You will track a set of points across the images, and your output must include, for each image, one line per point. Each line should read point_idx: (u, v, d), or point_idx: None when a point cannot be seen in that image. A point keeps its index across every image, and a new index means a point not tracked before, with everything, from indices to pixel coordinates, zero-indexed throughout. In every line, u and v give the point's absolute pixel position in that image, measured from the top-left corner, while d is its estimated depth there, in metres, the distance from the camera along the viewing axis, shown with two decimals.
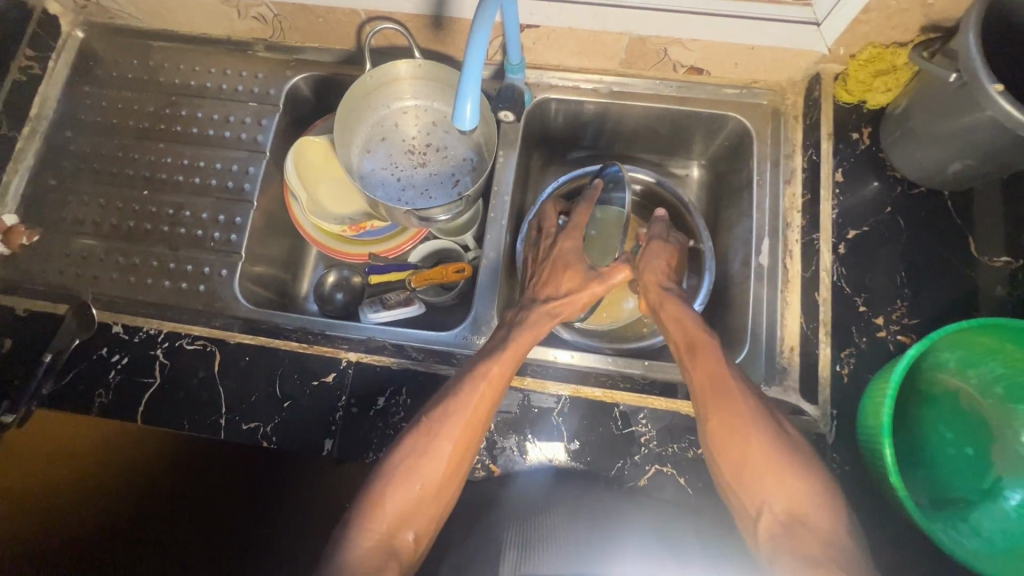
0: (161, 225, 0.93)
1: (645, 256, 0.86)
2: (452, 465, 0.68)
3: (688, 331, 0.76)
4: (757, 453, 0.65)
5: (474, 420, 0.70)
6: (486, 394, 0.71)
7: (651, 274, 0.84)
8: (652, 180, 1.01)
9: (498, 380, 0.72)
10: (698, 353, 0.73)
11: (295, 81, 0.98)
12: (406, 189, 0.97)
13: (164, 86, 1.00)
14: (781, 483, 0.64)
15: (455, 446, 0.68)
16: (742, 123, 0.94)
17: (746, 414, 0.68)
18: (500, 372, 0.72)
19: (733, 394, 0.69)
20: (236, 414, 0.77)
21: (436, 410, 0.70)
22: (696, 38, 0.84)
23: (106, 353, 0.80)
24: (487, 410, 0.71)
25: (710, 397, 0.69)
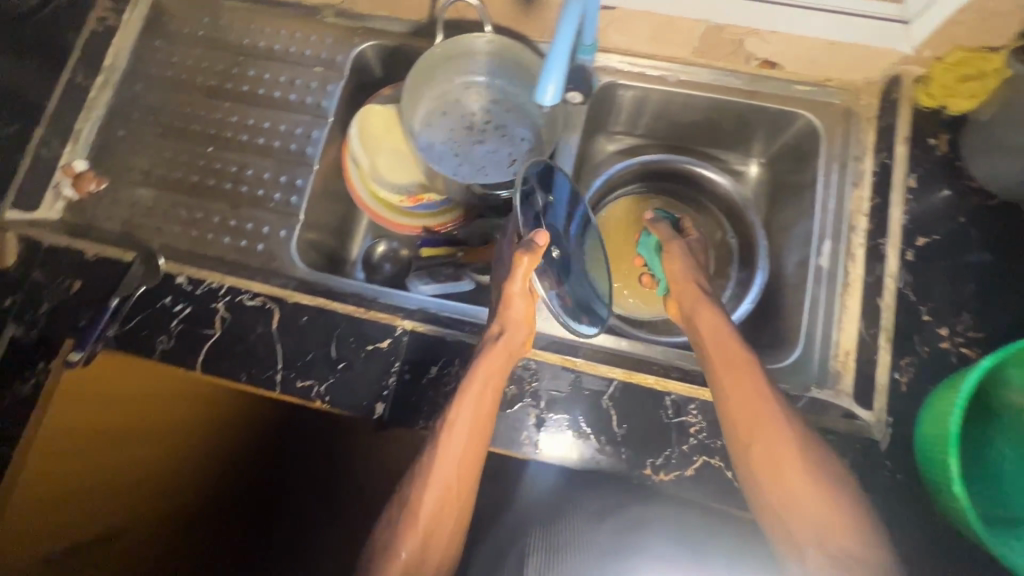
0: (224, 183, 0.95)
1: (672, 259, 0.89)
2: (458, 483, 0.66)
3: (717, 344, 0.74)
4: (789, 465, 0.65)
5: (472, 442, 0.67)
6: (475, 412, 0.68)
7: (683, 272, 0.87)
8: (724, 182, 1.03)
9: (483, 393, 0.69)
10: (725, 369, 0.72)
11: (362, 49, 0.99)
12: (463, 165, 0.97)
13: (233, 46, 1.01)
14: (811, 499, 0.63)
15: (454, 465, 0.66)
16: (811, 122, 0.92)
17: (775, 428, 0.67)
18: (482, 384, 0.69)
19: (765, 406, 0.68)
20: (292, 371, 0.78)
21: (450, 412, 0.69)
22: (776, 30, 0.83)
23: (170, 302, 0.82)
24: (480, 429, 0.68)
25: (739, 410, 0.68)
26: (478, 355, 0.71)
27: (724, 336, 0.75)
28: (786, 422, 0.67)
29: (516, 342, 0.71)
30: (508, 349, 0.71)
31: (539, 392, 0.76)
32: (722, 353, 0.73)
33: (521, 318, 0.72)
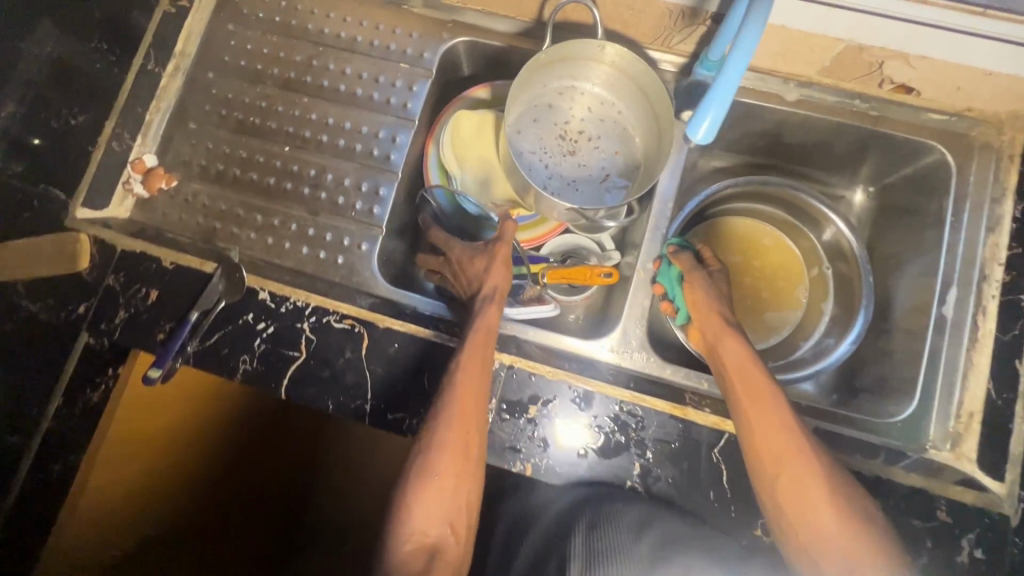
0: (302, 187, 0.89)
1: (695, 284, 0.79)
2: (457, 453, 0.66)
3: (731, 370, 0.71)
4: (807, 490, 0.62)
5: (467, 416, 0.67)
6: (469, 380, 0.69)
7: (707, 300, 0.78)
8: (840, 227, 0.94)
9: (476, 361, 0.70)
10: (742, 402, 0.68)
11: (452, 45, 0.91)
12: (553, 178, 0.92)
13: (312, 35, 0.93)
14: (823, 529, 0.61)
15: (455, 434, 0.66)
16: (943, 157, 0.84)
17: (799, 455, 0.64)
18: (473, 354, 0.71)
19: (790, 436, 0.65)
20: (382, 401, 0.74)
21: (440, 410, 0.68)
22: (926, 55, 0.75)
23: (252, 319, 0.77)
24: (478, 398, 0.69)
25: (765, 439, 0.65)
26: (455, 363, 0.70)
27: (741, 360, 0.71)
28: (811, 449, 0.65)
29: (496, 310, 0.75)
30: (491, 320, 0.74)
31: (645, 440, 0.72)
32: (735, 378, 0.70)
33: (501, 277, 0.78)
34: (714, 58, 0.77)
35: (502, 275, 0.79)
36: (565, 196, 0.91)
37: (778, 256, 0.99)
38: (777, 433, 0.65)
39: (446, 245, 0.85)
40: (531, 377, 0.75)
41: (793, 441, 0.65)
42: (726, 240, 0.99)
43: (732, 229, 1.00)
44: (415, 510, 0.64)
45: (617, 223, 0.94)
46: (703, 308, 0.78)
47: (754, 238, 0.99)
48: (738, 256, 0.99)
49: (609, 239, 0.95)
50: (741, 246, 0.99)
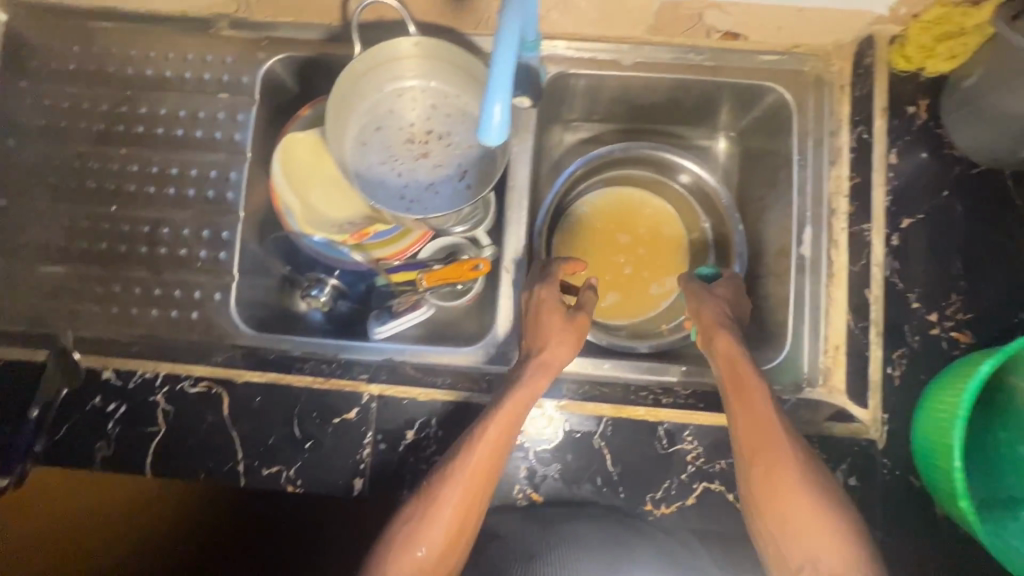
0: (138, 246, 0.83)
1: (704, 306, 0.72)
2: (458, 519, 0.62)
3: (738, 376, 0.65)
4: (804, 520, 0.58)
5: (477, 485, 0.63)
6: (489, 450, 0.64)
7: (709, 312, 0.71)
8: (701, 171, 0.92)
9: (507, 427, 0.65)
10: (749, 414, 0.63)
11: (269, 65, 0.84)
12: (410, 185, 0.85)
13: (116, 79, 0.85)
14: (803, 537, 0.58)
15: (459, 503, 0.62)
16: (782, 96, 0.83)
17: (789, 466, 0.60)
18: (503, 423, 0.65)
19: (782, 452, 0.61)
20: (255, 459, 0.71)
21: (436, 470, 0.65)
22: (737, 1, 0.73)
23: (101, 402, 0.72)
24: (496, 463, 0.64)
25: (758, 448, 0.61)
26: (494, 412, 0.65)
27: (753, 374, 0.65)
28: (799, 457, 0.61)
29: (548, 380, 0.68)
30: (537, 388, 0.67)
31: (526, 442, 0.72)
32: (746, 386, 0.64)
33: (563, 352, 0.70)
34: (531, 38, 0.73)
35: (569, 351, 0.70)
36: (424, 203, 0.84)
37: (650, 226, 0.97)
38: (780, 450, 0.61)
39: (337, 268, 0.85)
40: (404, 401, 0.73)
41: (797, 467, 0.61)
42: (598, 217, 0.97)
43: (601, 206, 0.97)
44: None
45: (488, 215, 0.89)
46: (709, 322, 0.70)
47: (624, 213, 0.97)
48: (610, 234, 0.97)
49: (484, 233, 0.89)
50: (612, 223, 0.97)
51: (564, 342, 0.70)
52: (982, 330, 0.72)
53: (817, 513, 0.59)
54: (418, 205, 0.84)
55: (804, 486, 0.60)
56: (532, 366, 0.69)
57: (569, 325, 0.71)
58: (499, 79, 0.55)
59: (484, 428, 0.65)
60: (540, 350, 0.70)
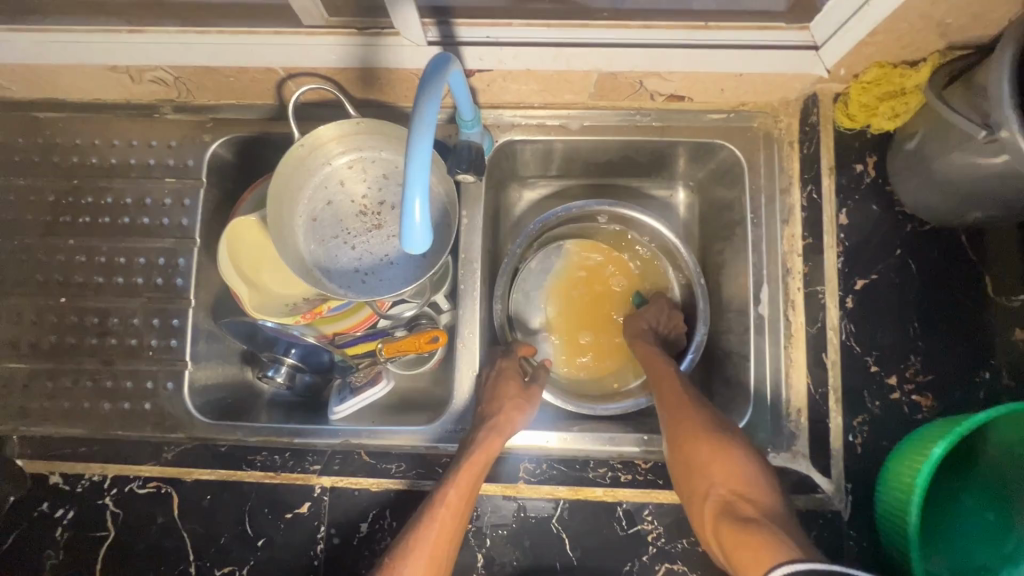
0: (88, 337, 0.81)
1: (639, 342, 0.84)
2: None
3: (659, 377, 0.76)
4: (724, 471, 0.65)
5: (442, 542, 0.64)
6: (446, 526, 0.65)
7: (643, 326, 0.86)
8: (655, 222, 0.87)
9: (466, 492, 0.66)
10: (669, 403, 0.72)
11: (214, 149, 0.84)
12: (364, 258, 0.82)
13: (63, 169, 0.85)
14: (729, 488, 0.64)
15: (426, 571, 0.63)
16: (733, 152, 0.82)
17: (701, 429, 0.68)
18: (462, 487, 0.66)
19: (702, 425, 0.69)
20: (206, 560, 0.70)
21: (399, 544, 0.65)
22: (675, 70, 0.72)
23: (48, 507, 0.72)
24: (459, 520, 0.66)
25: (682, 431, 0.69)
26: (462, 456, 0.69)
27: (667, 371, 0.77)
28: (713, 427, 0.69)
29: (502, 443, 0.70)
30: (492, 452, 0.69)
31: (482, 530, 0.71)
32: (667, 383, 0.75)
33: (514, 416, 0.73)
34: (469, 117, 0.72)
35: (521, 418, 0.74)
36: (378, 278, 0.81)
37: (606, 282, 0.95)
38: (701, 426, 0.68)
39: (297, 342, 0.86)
40: (356, 492, 0.72)
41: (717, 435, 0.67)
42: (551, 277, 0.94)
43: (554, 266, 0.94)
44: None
45: (445, 281, 0.88)
46: (649, 357, 0.80)
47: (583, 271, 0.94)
48: (565, 295, 0.94)
49: (443, 298, 0.89)
50: (567, 282, 0.94)
51: (518, 407, 0.75)
52: (942, 392, 0.71)
53: (736, 467, 0.65)
54: (373, 277, 0.81)
55: (727, 446, 0.66)
56: (488, 429, 0.71)
57: (521, 388, 0.77)
58: (418, 179, 0.53)
59: (441, 498, 0.66)
60: (495, 412, 0.73)
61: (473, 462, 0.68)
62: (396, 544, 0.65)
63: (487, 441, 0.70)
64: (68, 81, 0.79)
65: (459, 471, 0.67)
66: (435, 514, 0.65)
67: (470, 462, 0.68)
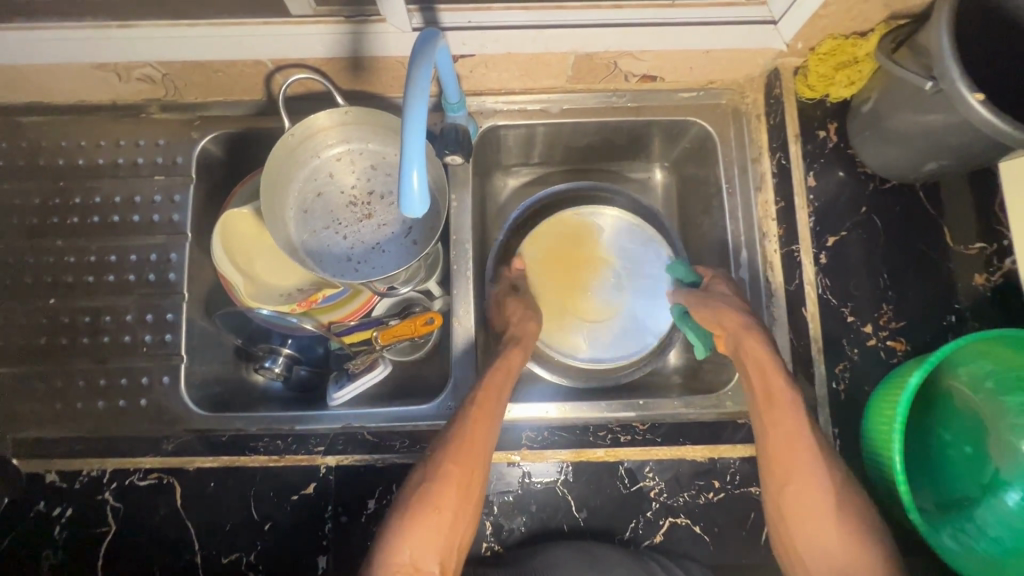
0: (80, 337, 0.81)
1: (743, 339, 0.72)
2: (459, 493, 0.67)
3: (774, 415, 0.68)
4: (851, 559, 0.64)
5: (476, 446, 0.68)
6: (483, 423, 0.69)
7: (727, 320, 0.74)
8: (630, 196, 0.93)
9: (498, 394, 0.72)
10: (784, 455, 0.67)
11: (203, 144, 0.85)
12: (356, 247, 0.83)
13: (48, 171, 0.85)
14: (835, 555, 0.64)
15: (459, 471, 0.67)
16: (704, 128, 0.87)
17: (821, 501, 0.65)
18: (492, 389, 0.72)
19: (823, 499, 0.66)
20: (212, 548, 0.69)
21: (438, 443, 0.70)
22: (647, 49, 0.77)
23: (45, 507, 0.71)
24: (494, 426, 0.70)
25: (800, 493, 0.66)
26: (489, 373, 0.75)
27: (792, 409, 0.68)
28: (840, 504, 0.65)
29: (523, 354, 0.78)
30: (517, 362, 0.77)
31: (489, 498, 0.72)
32: (786, 435, 0.67)
33: (529, 327, 0.83)
34: (455, 99, 0.75)
35: (524, 356, 0.78)
36: (370, 265, 0.82)
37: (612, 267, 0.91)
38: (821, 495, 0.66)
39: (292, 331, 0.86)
40: (362, 470, 0.72)
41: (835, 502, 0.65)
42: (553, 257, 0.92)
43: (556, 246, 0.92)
44: (408, 547, 0.65)
45: (437, 268, 0.89)
46: (768, 377, 0.69)
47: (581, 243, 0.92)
48: (565, 274, 0.92)
49: (436, 285, 0.90)
50: (565, 260, 0.92)
51: (527, 319, 0.84)
52: (914, 336, 0.75)
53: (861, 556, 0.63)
54: (365, 265, 0.82)
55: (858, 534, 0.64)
56: (509, 342, 0.79)
57: (524, 302, 0.86)
58: (414, 147, 0.55)
59: (473, 398, 0.71)
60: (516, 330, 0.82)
61: (501, 367, 0.75)
62: (437, 440, 0.70)
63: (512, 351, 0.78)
64: (53, 82, 0.79)
65: (490, 375, 0.74)
66: (469, 411, 0.70)
67: (497, 368, 0.75)
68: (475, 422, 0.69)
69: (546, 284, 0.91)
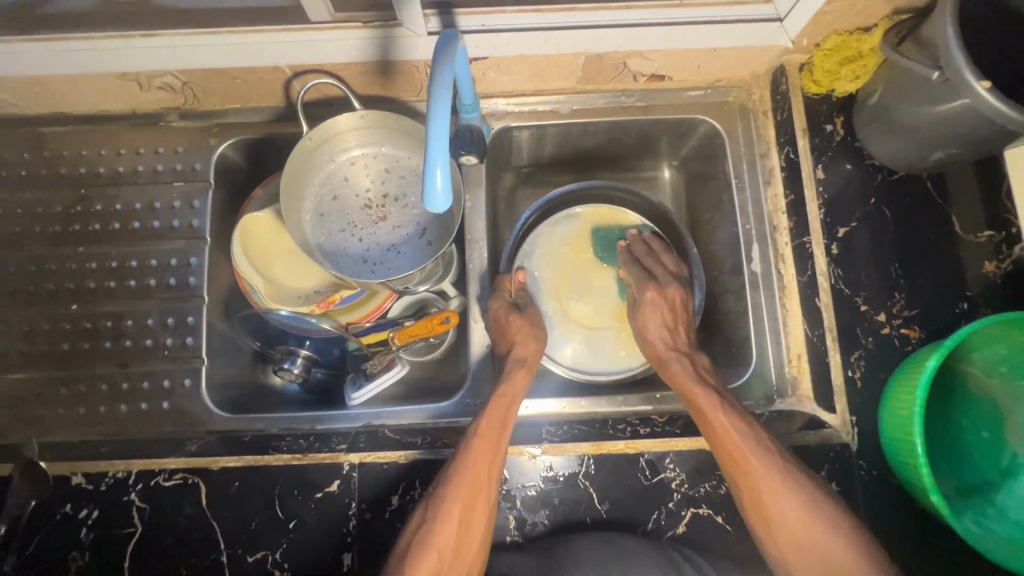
0: (102, 341, 0.82)
1: (671, 366, 0.78)
2: (460, 529, 0.66)
3: (723, 440, 0.69)
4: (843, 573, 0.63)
5: (478, 479, 0.67)
6: (482, 455, 0.68)
7: (657, 339, 0.82)
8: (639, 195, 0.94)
9: (498, 424, 0.71)
10: (743, 475, 0.67)
11: (221, 151, 0.87)
12: (372, 249, 0.84)
13: (70, 180, 0.87)
14: (826, 560, 0.63)
15: (462, 507, 0.66)
16: (712, 125, 0.89)
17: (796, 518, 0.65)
18: (494, 417, 0.72)
19: (801, 516, 0.65)
20: (238, 547, 0.70)
21: (441, 477, 0.69)
22: (656, 49, 0.79)
23: (72, 509, 0.71)
24: (496, 457, 0.69)
25: (777, 515, 0.65)
26: (489, 400, 0.74)
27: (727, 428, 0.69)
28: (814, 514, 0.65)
29: (527, 377, 0.77)
30: (518, 387, 0.76)
31: (512, 492, 0.73)
32: (735, 454, 0.68)
33: (532, 347, 0.81)
34: (469, 101, 0.76)
35: (524, 381, 0.77)
36: (387, 266, 0.83)
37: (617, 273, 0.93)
38: (793, 508, 0.65)
39: (310, 331, 0.87)
40: (384, 467, 0.73)
41: (813, 510, 0.65)
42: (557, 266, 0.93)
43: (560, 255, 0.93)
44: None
45: (452, 268, 0.90)
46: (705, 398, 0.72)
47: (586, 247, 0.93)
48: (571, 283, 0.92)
49: (450, 285, 0.91)
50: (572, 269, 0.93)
51: (529, 339, 0.81)
52: (927, 324, 0.76)
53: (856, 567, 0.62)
54: (382, 266, 0.83)
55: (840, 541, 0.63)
56: (513, 362, 0.78)
57: (530, 319, 0.83)
58: (437, 146, 0.57)
59: (476, 429, 0.71)
60: (511, 347, 0.80)
61: (500, 396, 0.74)
62: (438, 478, 0.69)
63: (513, 375, 0.77)
64: (75, 93, 0.81)
65: (490, 405, 0.73)
66: (470, 443, 0.70)
67: (500, 395, 0.74)
68: (477, 454, 0.68)
69: (549, 291, 0.92)
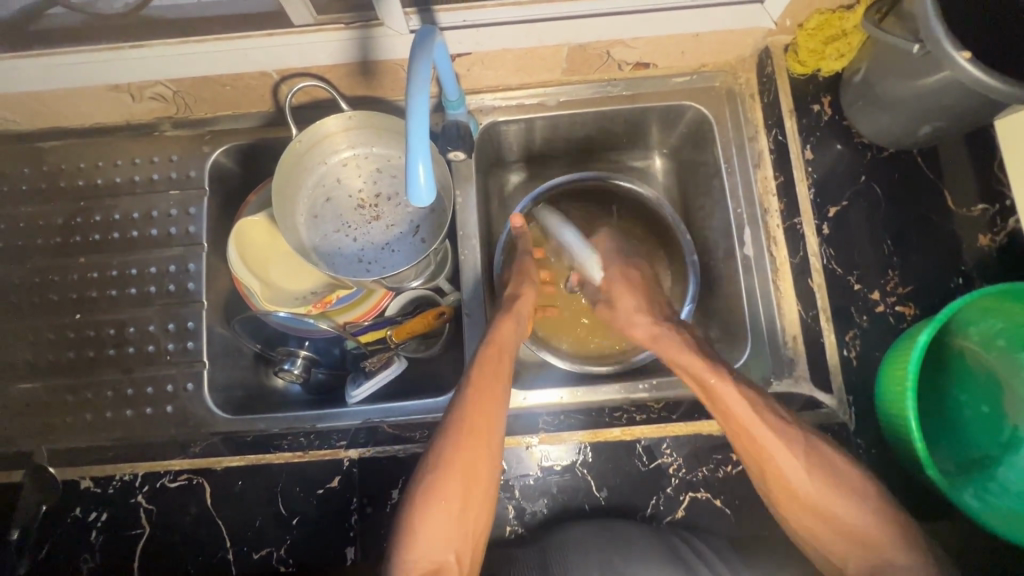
0: (106, 349, 0.84)
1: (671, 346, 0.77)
2: (464, 476, 0.67)
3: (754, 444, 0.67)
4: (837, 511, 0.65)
5: (478, 427, 0.68)
6: (482, 402, 0.70)
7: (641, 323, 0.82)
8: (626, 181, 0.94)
9: (493, 373, 0.72)
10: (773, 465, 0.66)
11: (215, 157, 0.88)
12: (366, 248, 0.85)
13: (69, 191, 0.89)
14: (837, 521, 0.65)
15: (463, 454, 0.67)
16: (700, 111, 0.89)
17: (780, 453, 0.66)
18: (489, 366, 0.73)
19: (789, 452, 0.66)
20: (244, 545, 0.71)
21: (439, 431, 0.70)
22: (638, 36, 0.79)
23: (82, 512, 0.73)
24: (493, 404, 0.70)
25: (758, 448, 0.67)
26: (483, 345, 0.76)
27: (746, 409, 0.67)
28: (792, 446, 0.67)
29: (514, 327, 0.78)
30: (507, 337, 0.77)
31: (510, 482, 0.73)
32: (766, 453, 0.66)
33: (523, 298, 0.81)
34: (454, 97, 0.75)
35: (516, 331, 0.77)
36: (382, 266, 0.84)
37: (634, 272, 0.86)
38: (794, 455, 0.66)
39: (307, 333, 0.88)
40: (383, 460, 0.74)
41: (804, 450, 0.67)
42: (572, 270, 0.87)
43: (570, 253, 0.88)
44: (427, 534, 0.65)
45: (446, 265, 0.90)
46: (723, 390, 0.69)
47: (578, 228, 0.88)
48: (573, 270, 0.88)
49: (446, 281, 0.91)
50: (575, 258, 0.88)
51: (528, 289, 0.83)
52: (922, 300, 0.76)
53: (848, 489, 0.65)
54: (378, 265, 0.84)
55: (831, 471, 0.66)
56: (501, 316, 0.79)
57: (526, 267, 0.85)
58: (417, 140, 0.57)
59: (470, 381, 0.72)
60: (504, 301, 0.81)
61: (493, 345, 0.75)
62: (436, 433, 0.70)
63: (502, 326, 0.77)
64: (70, 106, 0.83)
65: (482, 357, 0.74)
66: (468, 393, 0.71)
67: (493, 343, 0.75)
68: (475, 401, 0.70)
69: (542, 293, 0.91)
